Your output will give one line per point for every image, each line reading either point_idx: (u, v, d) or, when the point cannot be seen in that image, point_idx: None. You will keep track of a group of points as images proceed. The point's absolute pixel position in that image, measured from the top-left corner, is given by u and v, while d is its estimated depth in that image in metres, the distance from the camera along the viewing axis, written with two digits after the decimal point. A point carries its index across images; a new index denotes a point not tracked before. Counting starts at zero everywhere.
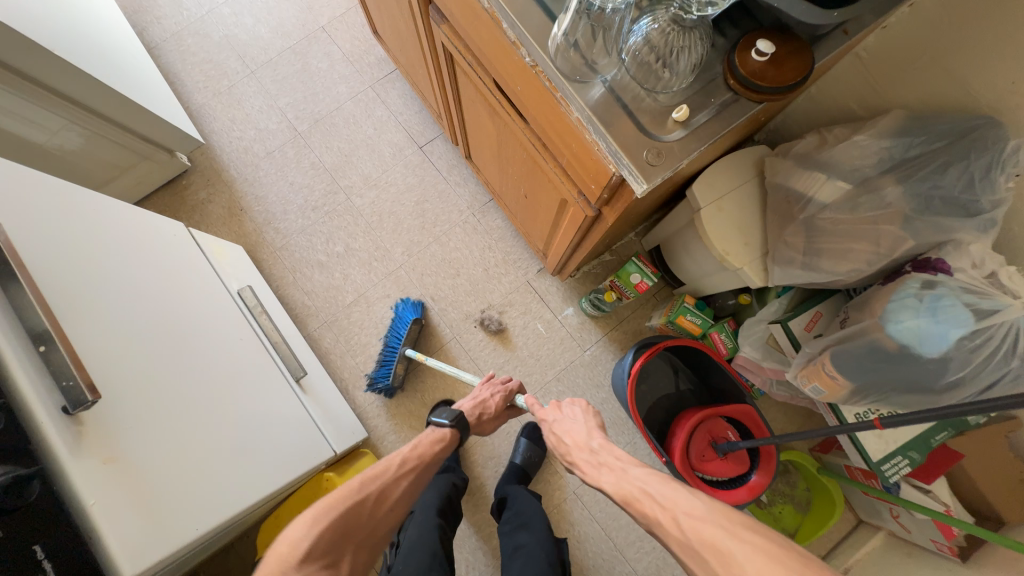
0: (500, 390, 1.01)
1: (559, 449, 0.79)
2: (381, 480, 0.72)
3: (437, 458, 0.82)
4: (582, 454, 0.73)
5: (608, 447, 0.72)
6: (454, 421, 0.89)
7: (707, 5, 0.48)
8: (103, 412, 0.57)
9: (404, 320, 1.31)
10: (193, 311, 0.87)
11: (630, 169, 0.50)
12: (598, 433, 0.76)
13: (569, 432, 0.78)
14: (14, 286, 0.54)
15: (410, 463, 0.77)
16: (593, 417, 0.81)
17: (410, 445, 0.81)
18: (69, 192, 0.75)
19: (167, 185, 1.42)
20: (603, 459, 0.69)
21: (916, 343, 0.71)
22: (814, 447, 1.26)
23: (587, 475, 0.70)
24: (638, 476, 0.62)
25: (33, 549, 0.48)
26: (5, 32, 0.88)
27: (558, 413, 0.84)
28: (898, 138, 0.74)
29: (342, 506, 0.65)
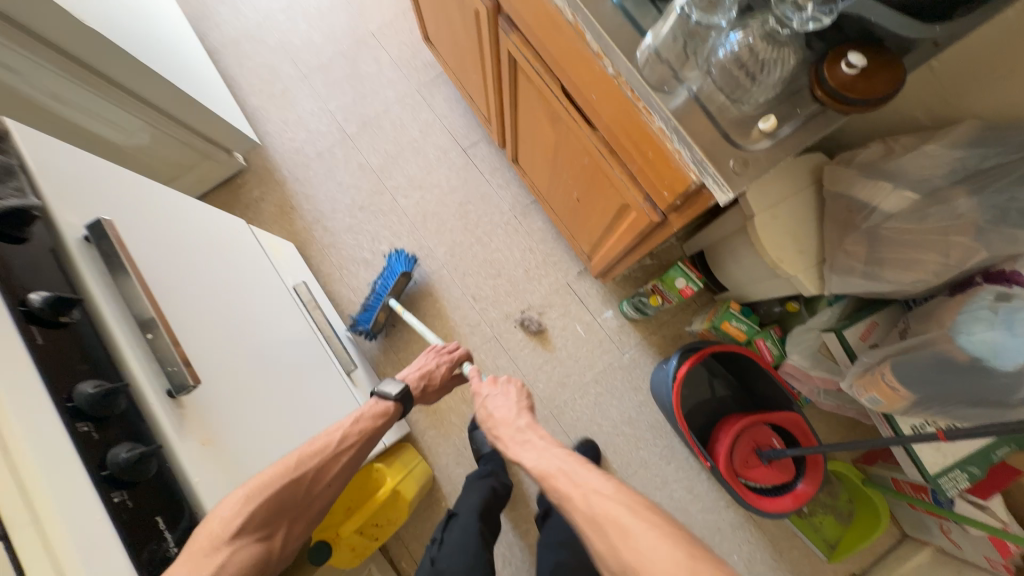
0: (447, 359, 0.99)
1: (486, 422, 0.86)
2: (321, 457, 0.71)
3: (377, 431, 0.81)
4: (507, 429, 0.82)
5: (533, 427, 0.80)
6: (399, 395, 0.86)
7: (811, 21, 0.47)
8: (198, 397, 0.61)
9: (392, 272, 1.30)
10: (257, 305, 0.91)
11: (715, 178, 0.51)
12: (526, 413, 0.83)
13: (498, 407, 0.85)
14: (122, 274, 0.58)
15: (350, 440, 0.76)
16: (525, 399, 0.87)
17: (351, 418, 0.79)
18: (152, 191, 0.80)
19: (223, 183, 1.48)
20: (527, 437, 0.78)
21: (990, 355, 0.70)
22: (857, 459, 1.24)
23: (511, 450, 0.79)
24: (557, 456, 0.73)
25: (156, 518, 0.51)
26: (90, 34, 0.94)
27: (491, 387, 0.89)
28: (973, 148, 0.72)
29: (281, 483, 0.64)
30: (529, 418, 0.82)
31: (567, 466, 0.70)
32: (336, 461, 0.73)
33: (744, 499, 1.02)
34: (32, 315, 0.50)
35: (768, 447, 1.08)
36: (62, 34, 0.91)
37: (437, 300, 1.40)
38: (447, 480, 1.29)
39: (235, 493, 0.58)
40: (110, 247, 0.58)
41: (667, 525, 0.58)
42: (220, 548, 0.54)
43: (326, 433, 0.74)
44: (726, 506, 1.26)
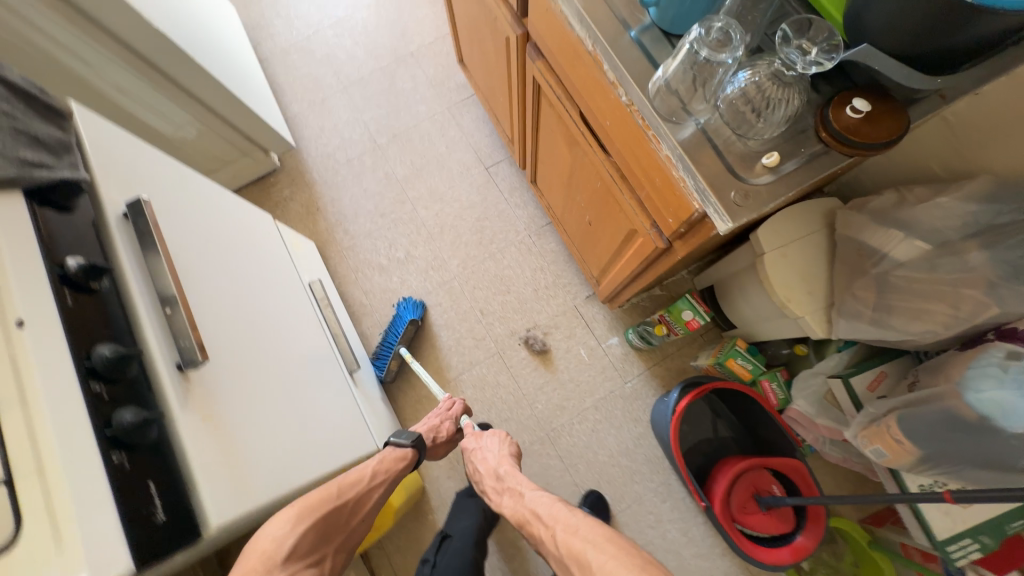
0: (449, 417, 1.09)
1: (476, 473, 0.96)
2: (358, 487, 0.83)
3: (399, 472, 0.92)
4: (492, 479, 0.91)
5: (513, 474, 0.89)
6: (414, 441, 0.96)
7: (812, 64, 0.50)
8: (205, 376, 0.63)
9: (402, 318, 1.37)
10: (272, 296, 0.95)
11: (716, 208, 0.53)
12: (507, 460, 0.93)
13: (484, 460, 0.95)
14: (151, 252, 0.62)
15: (380, 475, 0.88)
16: (507, 446, 0.97)
17: (376, 458, 0.91)
18: (190, 181, 0.86)
19: (258, 180, 1.57)
20: (506, 485, 0.88)
21: (999, 414, 0.66)
22: (865, 519, 1.18)
23: (495, 499, 0.89)
24: (532, 499, 0.81)
25: (148, 484, 0.49)
26: (160, 38, 1.03)
27: (479, 440, 0.99)
28: (986, 203, 0.72)
29: (325, 507, 0.75)
30: (510, 466, 0.91)
31: (541, 508, 0.78)
32: (367, 492, 0.85)
33: (738, 545, 0.98)
34: (66, 278, 0.54)
35: (768, 494, 1.05)
36: (133, 34, 1.00)
37: (446, 310, 1.43)
38: (436, 493, 1.28)
39: (286, 512, 0.70)
40: (146, 225, 0.62)
41: (626, 549, 0.65)
42: (274, 566, 0.67)
43: (358, 468, 0.86)
44: (721, 553, 1.22)
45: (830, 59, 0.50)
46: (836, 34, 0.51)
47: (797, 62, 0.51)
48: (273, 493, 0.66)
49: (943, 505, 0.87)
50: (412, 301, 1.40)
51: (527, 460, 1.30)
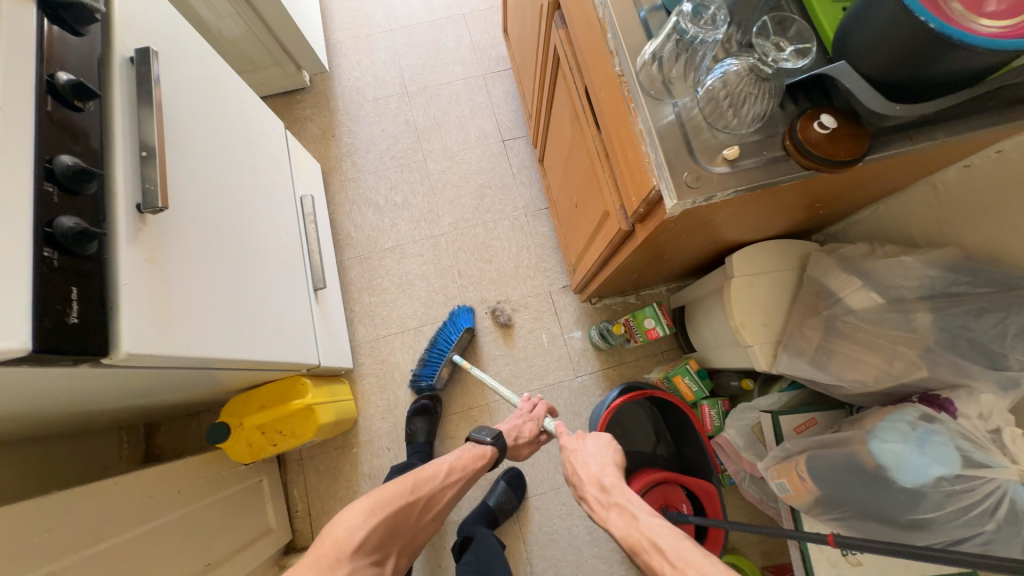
0: (533, 417, 1.03)
1: (574, 479, 0.82)
2: (431, 484, 0.85)
3: (474, 475, 0.92)
4: (594, 488, 0.77)
5: (622, 488, 0.74)
6: (494, 440, 0.95)
7: (783, 59, 0.56)
8: (161, 225, 0.65)
9: (457, 326, 1.34)
10: (258, 189, 0.98)
11: (668, 184, 0.55)
12: (613, 470, 0.78)
13: (585, 464, 0.82)
14: (145, 101, 0.65)
15: (455, 474, 0.90)
16: (614, 454, 0.83)
17: (453, 454, 0.93)
18: (208, 57, 0.89)
19: (284, 94, 1.60)
20: (614, 500, 0.73)
21: (894, 468, 0.70)
22: (766, 566, 1.18)
23: (598, 513, 0.75)
24: (654, 529, 0.66)
25: (70, 288, 0.52)
26: None
27: (580, 442, 0.86)
28: (945, 271, 0.73)
29: (397, 502, 0.80)
30: (616, 476, 0.77)
31: (665, 543, 0.63)
32: (441, 491, 0.87)
33: None
34: (53, 88, 0.55)
35: (676, 510, 1.03)
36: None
37: (425, 262, 1.45)
38: (367, 429, 1.31)
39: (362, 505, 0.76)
40: (148, 74, 0.66)
41: None
42: (344, 558, 0.71)
43: (434, 463, 0.89)
44: (619, 561, 1.24)
45: (800, 61, 0.56)
46: (812, 39, 0.57)
47: (772, 57, 0.56)
48: (200, 353, 0.69)
49: (831, 556, 0.87)
50: (465, 309, 1.37)
51: (460, 422, 1.33)
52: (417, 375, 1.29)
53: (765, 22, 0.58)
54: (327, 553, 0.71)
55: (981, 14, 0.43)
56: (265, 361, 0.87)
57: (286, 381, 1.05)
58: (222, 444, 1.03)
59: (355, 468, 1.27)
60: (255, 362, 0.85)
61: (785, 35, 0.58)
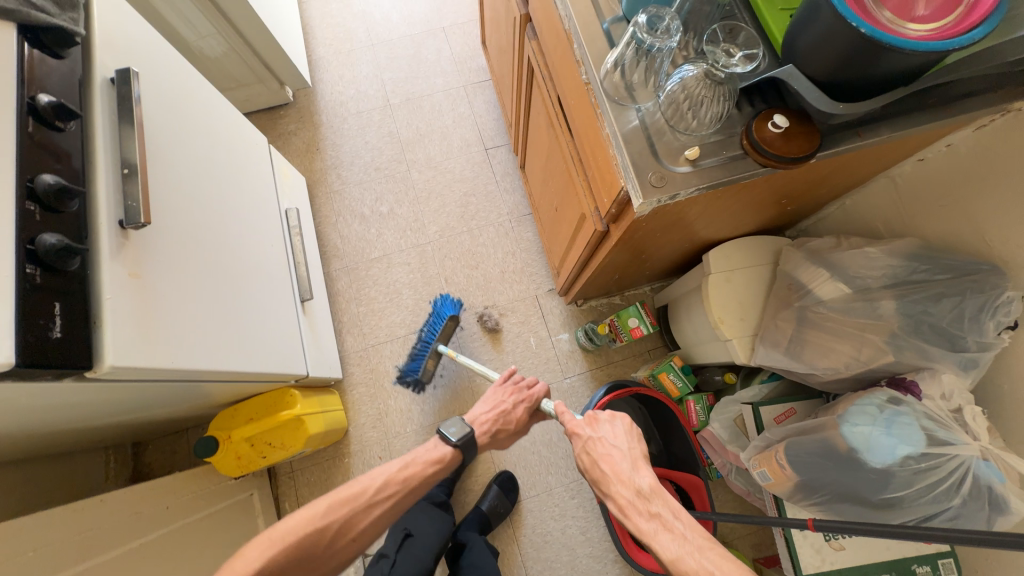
0: (525, 399, 0.94)
1: (592, 472, 0.70)
2: (349, 506, 0.73)
3: (416, 489, 0.79)
4: (622, 490, 0.65)
5: (661, 494, 0.63)
6: (460, 442, 0.85)
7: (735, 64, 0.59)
8: (144, 240, 0.66)
9: (441, 315, 1.30)
10: (242, 203, 0.99)
11: (634, 185, 0.58)
12: (646, 470, 0.67)
13: (607, 460, 0.69)
14: (127, 121, 0.67)
15: (389, 489, 0.77)
16: (638, 443, 0.71)
17: (399, 464, 0.80)
18: (188, 75, 0.90)
19: (268, 110, 1.62)
20: (656, 510, 0.62)
21: (865, 449, 0.72)
22: (758, 558, 1.20)
23: (630, 519, 0.63)
24: (712, 559, 0.55)
25: (54, 303, 0.53)
26: None
27: (595, 428, 0.73)
28: (906, 260, 0.77)
29: (304, 529, 0.69)
30: (651, 480, 0.65)
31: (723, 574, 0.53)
32: (371, 510, 0.75)
33: (621, 543, 1.02)
34: (34, 110, 0.57)
35: None
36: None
37: (412, 271, 1.47)
38: (358, 439, 1.31)
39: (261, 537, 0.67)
40: (129, 94, 0.68)
41: None
42: None
43: (363, 479, 0.77)
44: (614, 560, 1.24)
45: (750, 65, 0.59)
46: (760, 45, 0.60)
47: (722, 63, 0.58)
48: (184, 366, 0.69)
49: (815, 542, 0.89)
50: (451, 300, 1.33)
51: None
52: (405, 370, 1.27)
53: (715, 30, 0.61)
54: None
55: (911, 18, 0.48)
56: (251, 373, 0.87)
57: (275, 392, 1.06)
58: (211, 458, 1.02)
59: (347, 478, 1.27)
60: (241, 375, 0.85)
61: (735, 42, 0.61)
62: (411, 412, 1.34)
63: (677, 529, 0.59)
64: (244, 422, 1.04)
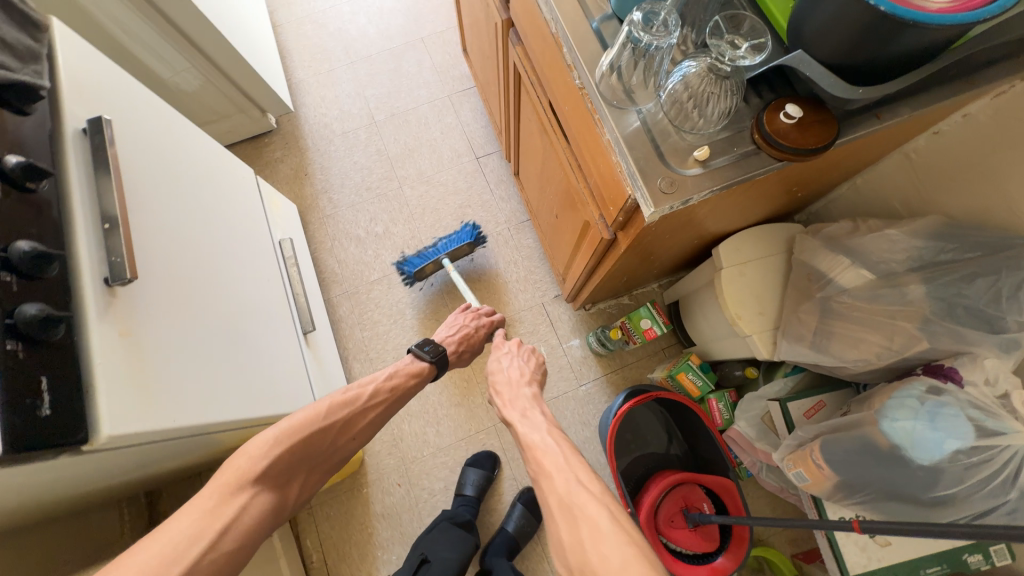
0: (484, 323, 1.12)
1: (494, 377, 0.92)
2: (348, 408, 0.83)
3: (401, 393, 0.92)
4: (510, 391, 0.87)
5: (537, 401, 0.85)
6: (435, 357, 0.98)
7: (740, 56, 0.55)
8: (133, 294, 0.63)
9: (458, 238, 1.34)
10: (233, 239, 0.96)
11: (643, 194, 0.54)
12: (534, 386, 0.89)
13: (508, 373, 0.91)
14: (102, 172, 0.63)
15: (380, 395, 0.89)
16: (537, 372, 0.94)
17: (386, 375, 0.92)
18: (166, 115, 0.88)
19: (252, 138, 1.58)
20: (528, 407, 0.83)
21: (909, 445, 0.69)
22: (797, 553, 1.17)
23: (508, 410, 0.84)
24: (554, 439, 0.75)
25: (39, 377, 0.50)
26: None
27: (512, 350, 0.97)
28: (931, 241, 0.74)
29: (309, 429, 0.76)
30: (531, 390, 0.87)
31: (555, 445, 0.73)
32: (363, 413, 0.86)
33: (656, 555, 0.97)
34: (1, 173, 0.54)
35: (697, 511, 1.04)
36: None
37: (414, 289, 1.43)
38: (375, 468, 1.28)
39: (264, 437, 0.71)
40: (102, 144, 0.65)
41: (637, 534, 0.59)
42: (244, 485, 0.67)
43: (358, 387, 0.87)
44: None
45: (757, 56, 0.55)
46: (767, 32, 0.56)
47: (728, 56, 0.55)
48: (190, 421, 0.66)
49: (859, 540, 0.85)
50: (473, 228, 1.35)
51: (469, 447, 1.30)
52: (404, 261, 1.32)
53: (717, 22, 0.57)
54: (227, 483, 0.66)
55: None
56: (258, 417, 0.84)
57: None
58: None
59: (369, 510, 1.24)
60: (248, 420, 0.82)
61: (739, 32, 0.57)
62: (426, 435, 1.31)
63: (536, 421, 0.80)
64: None
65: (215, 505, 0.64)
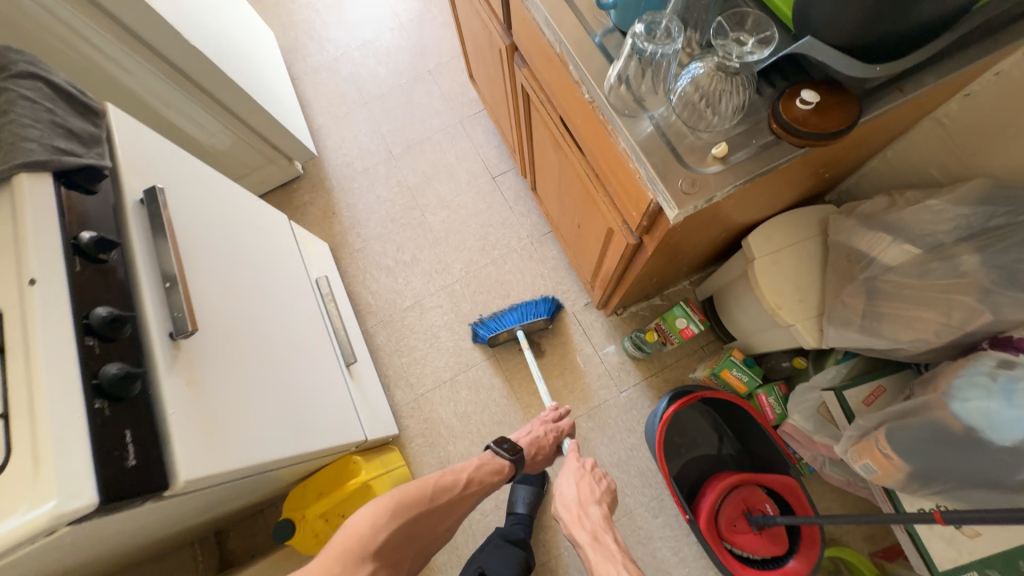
0: (554, 429, 1.07)
1: (555, 492, 0.90)
2: (449, 494, 0.88)
3: (490, 481, 0.94)
4: (578, 507, 0.84)
5: (606, 523, 0.81)
6: (514, 456, 0.96)
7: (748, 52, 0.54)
8: (194, 346, 0.68)
9: (535, 312, 1.35)
10: (276, 285, 1.02)
11: (665, 197, 0.55)
12: (598, 505, 0.85)
13: (574, 485, 0.89)
14: (160, 236, 0.69)
15: (472, 485, 0.92)
16: (601, 487, 0.90)
17: (475, 463, 0.95)
18: (209, 177, 0.95)
19: (282, 186, 1.67)
20: (595, 529, 0.79)
21: (986, 426, 0.65)
22: (876, 551, 1.11)
23: (572, 528, 0.81)
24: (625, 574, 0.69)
25: (124, 432, 0.54)
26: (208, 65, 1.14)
27: (576, 461, 0.95)
28: (979, 206, 0.70)
29: (414, 510, 0.82)
30: (599, 510, 0.84)
31: None
32: (460, 501, 0.89)
33: (722, 563, 0.93)
34: (79, 249, 0.60)
35: (759, 513, 1.00)
36: (183, 56, 1.10)
37: (446, 312, 1.47)
38: None
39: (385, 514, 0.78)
40: (158, 211, 0.70)
41: None
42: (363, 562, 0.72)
43: (454, 472, 0.91)
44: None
45: (765, 49, 0.54)
46: (772, 25, 0.56)
47: (736, 53, 0.55)
48: (251, 461, 0.70)
49: (944, 533, 0.82)
50: (552, 305, 1.37)
51: None
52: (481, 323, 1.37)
53: (720, 21, 0.57)
54: (349, 553, 0.72)
55: None
56: (312, 450, 0.87)
57: (337, 462, 1.07)
58: (290, 538, 1.04)
59: None
60: (304, 454, 0.85)
61: (743, 28, 0.58)
62: (473, 454, 1.32)
63: (609, 548, 0.75)
64: (317, 496, 1.05)
65: (341, 572, 0.70)
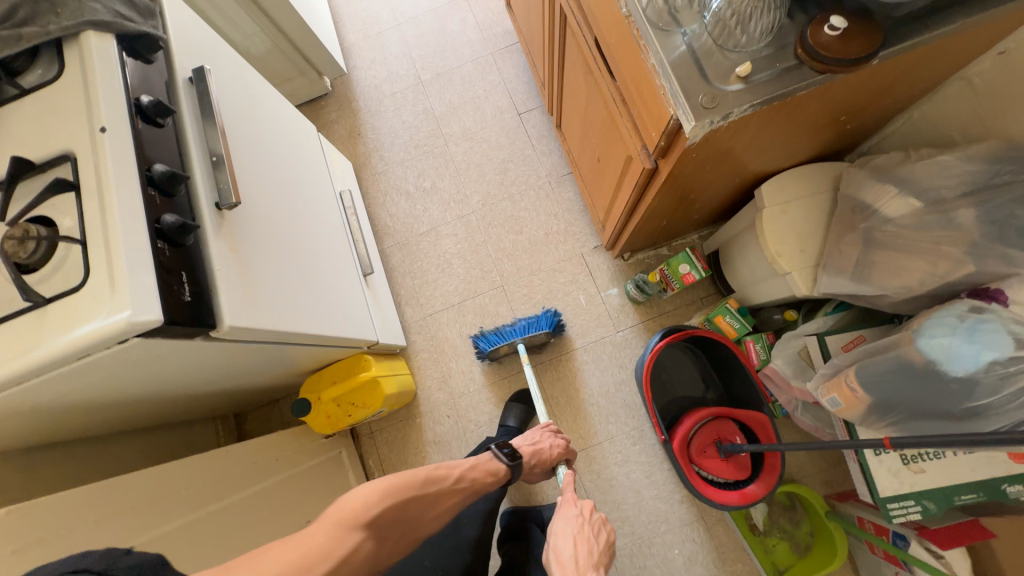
0: (559, 443, 1.14)
1: (548, 549, 0.82)
2: (438, 485, 0.88)
3: (484, 481, 0.97)
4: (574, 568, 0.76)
5: None
6: (517, 461, 1.03)
7: None
8: (235, 219, 0.75)
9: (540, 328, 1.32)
10: (305, 187, 1.07)
11: (685, 110, 0.58)
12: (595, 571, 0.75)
13: (571, 540, 0.81)
14: (207, 114, 0.74)
15: (463, 483, 0.93)
16: (600, 545, 0.82)
17: (469, 463, 0.97)
18: (247, 73, 0.98)
19: (310, 102, 1.69)
20: None
21: (945, 359, 0.73)
22: (832, 495, 1.21)
23: None
24: None
25: (181, 273, 0.61)
26: None
27: (573, 507, 0.89)
28: (987, 164, 0.74)
29: (410, 493, 0.82)
30: None
31: None
32: (449, 493, 0.90)
33: (688, 479, 1.04)
34: (139, 110, 0.65)
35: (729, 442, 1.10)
36: None
37: (460, 241, 1.52)
38: (426, 400, 1.41)
39: (381, 492, 0.77)
40: (206, 90, 0.75)
41: None
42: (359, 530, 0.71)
43: (446, 467, 0.92)
44: (680, 500, 1.28)
45: None
46: None
47: None
48: (283, 328, 0.78)
49: (892, 466, 0.88)
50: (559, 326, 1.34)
51: (512, 384, 1.41)
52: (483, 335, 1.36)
53: None
54: (344, 520, 0.70)
55: None
56: (331, 337, 0.96)
57: (351, 358, 1.17)
58: (306, 416, 1.16)
59: (422, 435, 1.38)
60: (325, 338, 0.94)
61: None
62: (474, 373, 1.42)
63: None
64: (330, 384, 1.16)
65: (336, 534, 0.68)
